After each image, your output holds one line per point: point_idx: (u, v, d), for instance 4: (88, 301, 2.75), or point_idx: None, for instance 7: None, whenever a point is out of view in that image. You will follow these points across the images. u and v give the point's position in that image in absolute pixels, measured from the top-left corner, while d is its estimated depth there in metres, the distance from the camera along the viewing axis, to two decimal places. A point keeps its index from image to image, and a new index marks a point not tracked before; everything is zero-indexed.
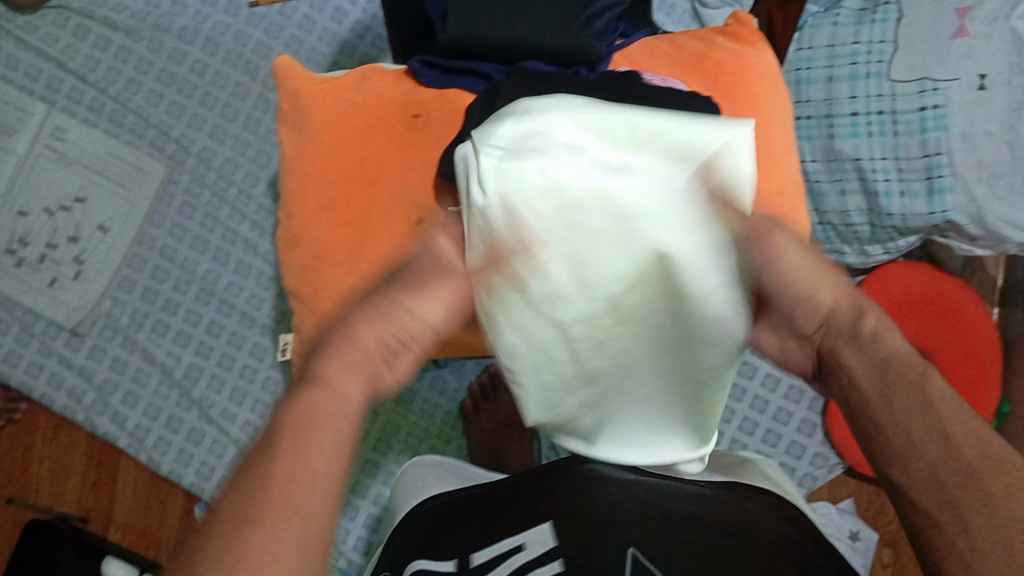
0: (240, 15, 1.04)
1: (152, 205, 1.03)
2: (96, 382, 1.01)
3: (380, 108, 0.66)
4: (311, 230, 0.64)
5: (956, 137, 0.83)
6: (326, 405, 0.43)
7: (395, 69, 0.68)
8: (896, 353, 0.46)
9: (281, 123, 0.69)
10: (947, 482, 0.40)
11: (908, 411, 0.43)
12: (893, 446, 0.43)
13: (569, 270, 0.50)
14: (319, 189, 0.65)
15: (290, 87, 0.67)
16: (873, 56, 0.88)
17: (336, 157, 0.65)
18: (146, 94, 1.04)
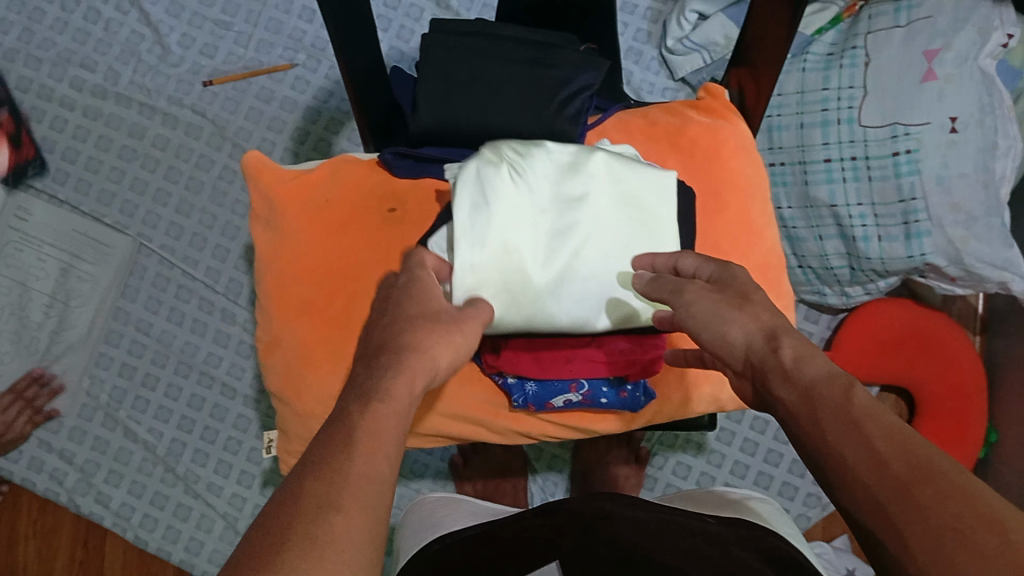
0: (193, 91, 1.03)
1: (122, 279, 1.01)
2: (78, 462, 0.99)
3: (356, 201, 0.65)
4: (292, 332, 0.63)
5: (930, 181, 0.84)
6: (392, 426, 0.40)
7: (368, 158, 0.68)
8: (821, 378, 0.42)
9: (253, 221, 0.67)
10: (834, 430, 0.40)
11: (789, 380, 0.43)
12: (837, 475, 0.39)
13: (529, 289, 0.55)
14: (299, 288, 0.64)
15: (261, 184, 0.65)
16: (844, 102, 0.88)
17: (314, 256, 0.64)
18: (109, 170, 1.02)
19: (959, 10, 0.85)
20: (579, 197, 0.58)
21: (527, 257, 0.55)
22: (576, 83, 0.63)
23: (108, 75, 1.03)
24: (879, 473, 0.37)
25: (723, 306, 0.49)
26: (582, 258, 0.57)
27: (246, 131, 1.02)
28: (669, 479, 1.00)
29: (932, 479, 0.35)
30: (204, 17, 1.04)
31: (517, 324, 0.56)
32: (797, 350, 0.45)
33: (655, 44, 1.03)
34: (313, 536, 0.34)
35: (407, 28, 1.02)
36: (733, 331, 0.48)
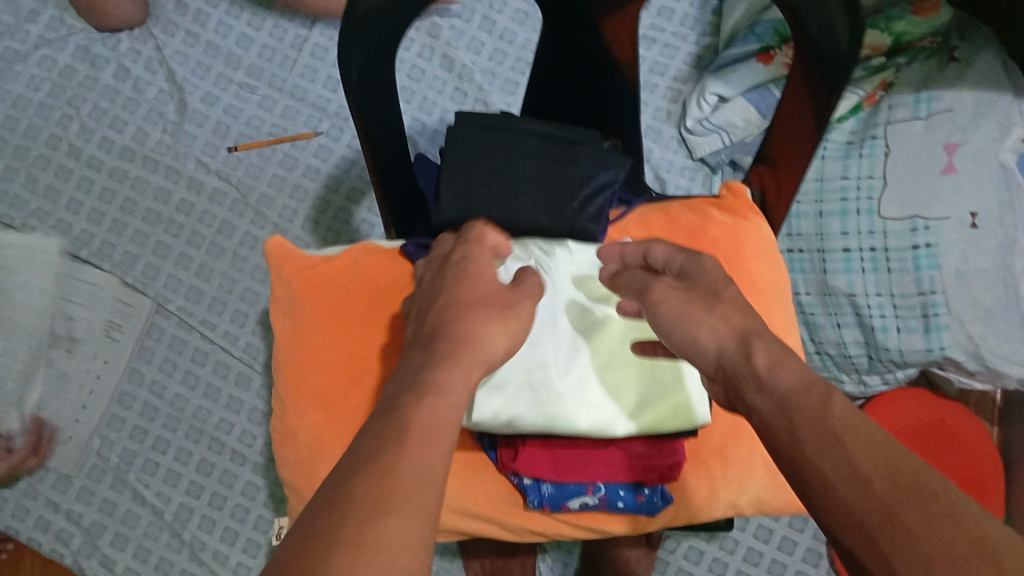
0: (219, 156, 1.05)
1: (140, 340, 1.01)
2: (84, 525, 0.98)
3: (375, 292, 0.65)
4: (306, 425, 0.63)
5: (950, 276, 0.84)
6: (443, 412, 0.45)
7: (389, 245, 0.67)
8: (795, 388, 0.45)
9: (274, 305, 0.67)
10: (813, 445, 0.42)
11: (764, 390, 0.46)
12: (815, 488, 0.41)
13: (544, 394, 0.58)
14: (315, 380, 0.63)
15: (284, 272, 0.66)
16: (863, 192, 0.89)
17: (329, 346, 0.64)
18: (132, 235, 1.03)
19: (979, 105, 0.86)
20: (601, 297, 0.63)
21: (544, 366, 0.59)
22: (597, 180, 0.64)
23: (136, 136, 1.06)
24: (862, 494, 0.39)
25: (690, 308, 0.53)
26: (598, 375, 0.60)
27: (268, 198, 1.03)
28: (680, 564, 0.98)
29: (916, 495, 0.38)
30: (230, 80, 1.07)
31: (537, 426, 0.57)
32: (771, 357, 0.48)
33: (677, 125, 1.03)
34: (361, 539, 0.36)
35: (428, 100, 1.03)
36: (702, 333, 0.52)
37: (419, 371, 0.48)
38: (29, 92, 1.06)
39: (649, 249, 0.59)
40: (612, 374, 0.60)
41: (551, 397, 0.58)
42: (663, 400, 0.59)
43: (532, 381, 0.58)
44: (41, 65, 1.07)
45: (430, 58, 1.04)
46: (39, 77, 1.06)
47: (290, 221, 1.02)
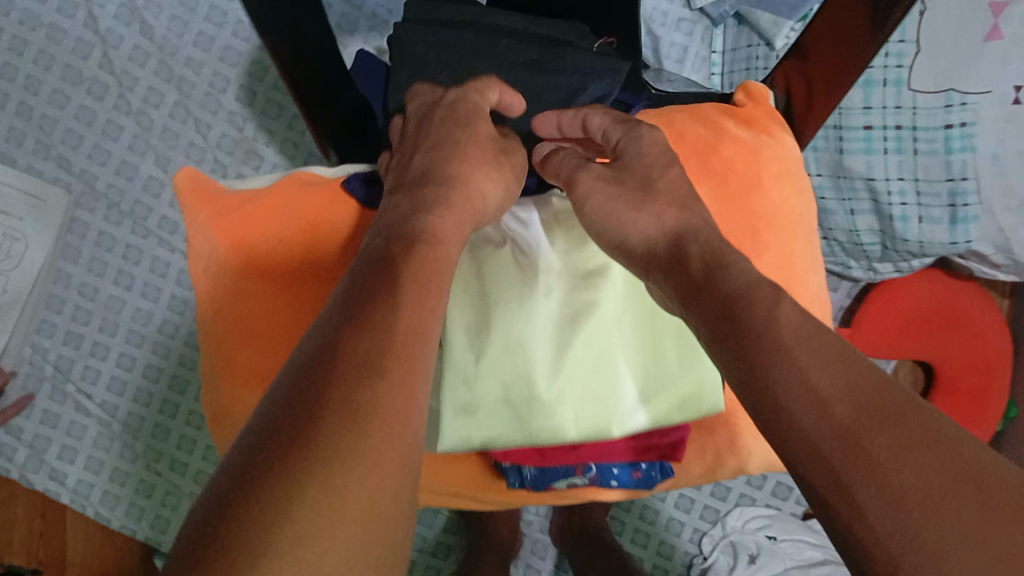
0: (134, 6, 0.88)
1: (60, 235, 0.89)
2: (27, 438, 0.90)
3: (315, 240, 0.55)
4: (243, 403, 0.54)
5: (985, 161, 0.73)
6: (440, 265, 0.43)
7: (327, 180, 0.58)
8: (742, 288, 0.41)
9: (192, 256, 0.56)
10: (767, 345, 0.38)
11: (706, 295, 0.42)
12: (767, 398, 0.37)
13: (531, 410, 0.49)
14: (248, 352, 0.54)
15: (200, 216, 0.55)
16: (891, 59, 0.75)
17: (267, 310, 0.54)
18: (42, 117, 0.88)
19: None
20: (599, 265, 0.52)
21: (530, 378, 0.49)
22: (585, 91, 0.59)
23: None
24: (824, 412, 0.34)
25: (618, 200, 0.49)
26: (596, 368, 0.51)
27: (194, 61, 0.89)
28: (637, 524, 0.87)
29: (883, 416, 0.34)
30: None
31: (519, 441, 0.50)
32: (708, 264, 0.43)
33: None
34: (343, 453, 0.33)
35: None
36: (632, 232, 0.48)
37: (409, 218, 0.45)
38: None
39: (586, 120, 0.54)
40: (610, 366, 0.51)
41: (540, 411, 0.49)
42: (671, 392, 0.51)
43: (516, 398, 0.49)
44: None
45: None
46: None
47: (222, 91, 0.89)
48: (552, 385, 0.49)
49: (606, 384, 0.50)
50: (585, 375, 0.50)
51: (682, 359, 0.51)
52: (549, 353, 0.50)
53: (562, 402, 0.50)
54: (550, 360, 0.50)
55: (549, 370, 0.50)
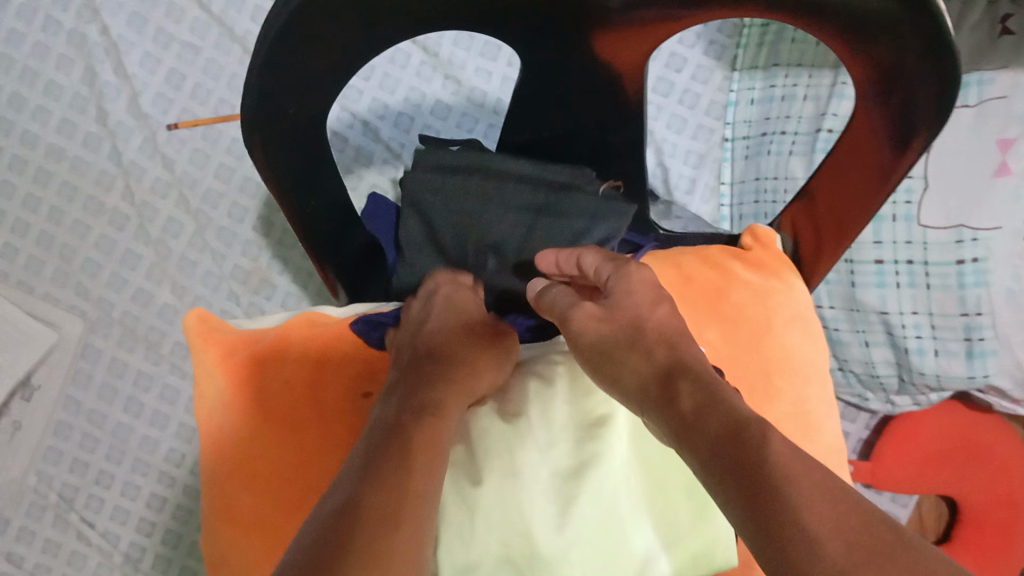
0: (159, 137, 0.90)
1: (73, 362, 0.89)
2: (27, 568, 0.88)
3: (315, 387, 0.59)
4: (238, 547, 0.56)
5: (1000, 294, 0.72)
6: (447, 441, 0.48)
7: (335, 322, 0.62)
8: (728, 429, 0.42)
9: (199, 401, 0.60)
10: (756, 483, 0.39)
11: (697, 434, 0.43)
12: (768, 535, 0.37)
13: (536, 565, 0.52)
14: (245, 496, 0.57)
15: (207, 362, 0.60)
16: (900, 194, 0.76)
17: (269, 460, 0.57)
18: (60, 249, 0.89)
19: None
20: (601, 419, 0.56)
21: (535, 536, 0.52)
22: (591, 234, 0.64)
23: (36, 116, 0.89)
24: (818, 544, 0.36)
25: (609, 338, 0.52)
26: (599, 523, 0.53)
27: (214, 193, 0.90)
28: None
29: (881, 558, 0.35)
30: (171, 36, 0.91)
31: None
32: (695, 400, 0.45)
33: (702, 114, 0.91)
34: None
35: (391, 76, 0.92)
36: (623, 370, 0.50)
37: (420, 387, 0.51)
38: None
39: (580, 259, 0.57)
40: (614, 519, 0.53)
41: (545, 569, 0.52)
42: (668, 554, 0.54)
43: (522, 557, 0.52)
44: None
45: None
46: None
47: (241, 221, 0.90)
48: (557, 545, 0.52)
49: (607, 539, 0.53)
50: (587, 530, 0.53)
51: (680, 521, 0.54)
52: (552, 510, 0.52)
53: (569, 561, 0.52)
54: (552, 519, 0.52)
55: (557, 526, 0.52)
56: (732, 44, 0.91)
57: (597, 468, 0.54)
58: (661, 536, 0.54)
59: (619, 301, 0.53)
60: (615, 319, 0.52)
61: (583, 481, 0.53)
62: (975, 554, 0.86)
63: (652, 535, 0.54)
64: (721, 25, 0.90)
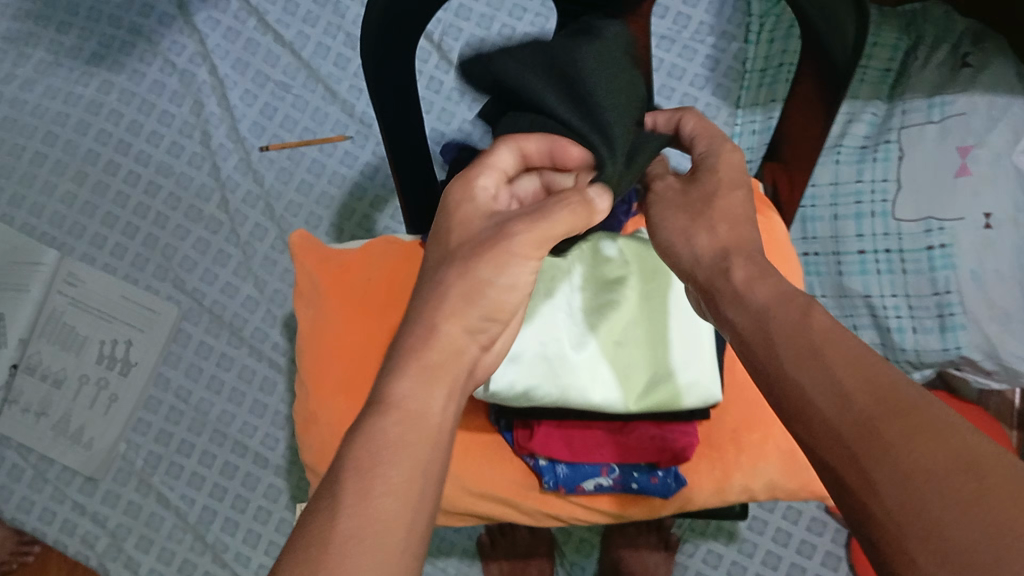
0: (252, 158, 1.07)
1: (166, 345, 1.04)
2: (110, 526, 1.00)
3: (396, 283, 0.65)
4: (326, 411, 0.61)
5: (966, 277, 0.84)
6: (406, 427, 0.44)
7: (410, 240, 0.68)
8: (768, 302, 0.48)
9: (296, 300, 0.67)
10: (787, 355, 0.44)
11: (739, 303, 0.49)
12: (792, 401, 0.42)
13: (559, 374, 0.60)
14: (334, 367, 0.63)
15: (306, 263, 0.66)
16: (877, 195, 0.90)
17: (350, 334, 0.63)
18: (164, 248, 1.06)
19: (994, 109, 0.87)
20: (618, 278, 0.65)
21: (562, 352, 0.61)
22: None
23: (152, 140, 1.09)
24: (839, 411, 0.39)
25: (680, 214, 0.58)
26: (614, 351, 0.63)
27: (295, 205, 1.05)
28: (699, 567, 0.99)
29: (899, 412, 0.38)
30: (267, 77, 1.08)
31: (553, 398, 0.60)
32: (748, 273, 0.51)
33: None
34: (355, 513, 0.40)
35: (448, 111, 1.07)
36: (689, 243, 0.56)
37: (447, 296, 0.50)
38: (48, 100, 1.10)
39: (681, 122, 0.59)
40: (627, 348, 0.63)
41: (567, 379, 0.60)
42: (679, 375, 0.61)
43: (550, 371, 0.60)
44: (72, 93, 1.10)
45: (447, 71, 1.08)
46: (56, 86, 1.10)
47: (315, 226, 1.05)
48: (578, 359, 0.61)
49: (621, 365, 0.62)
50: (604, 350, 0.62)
51: (685, 353, 0.62)
52: (575, 334, 0.62)
53: (589, 377, 0.61)
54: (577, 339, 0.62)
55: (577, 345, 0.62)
56: (735, 87, 1.07)
57: (615, 306, 0.64)
58: (673, 368, 0.62)
59: (706, 177, 0.57)
60: (687, 194, 0.58)
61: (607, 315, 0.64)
62: None
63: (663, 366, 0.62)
64: (726, 72, 1.07)
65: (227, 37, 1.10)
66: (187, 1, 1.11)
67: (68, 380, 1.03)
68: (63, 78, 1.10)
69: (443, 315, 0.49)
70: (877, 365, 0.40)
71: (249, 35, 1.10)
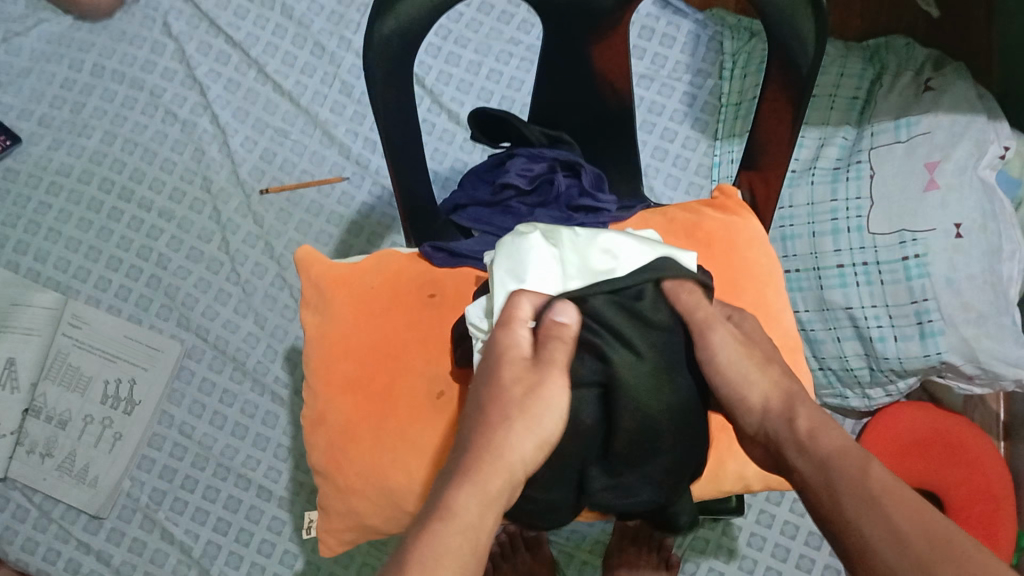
0: (252, 199, 1.11)
1: (170, 381, 1.06)
2: (114, 564, 1.00)
3: (397, 288, 0.71)
4: (336, 408, 0.68)
5: (941, 283, 0.88)
6: (461, 548, 0.46)
7: (410, 252, 0.75)
8: (834, 451, 0.50)
9: (304, 308, 0.74)
10: (851, 503, 0.47)
11: (807, 455, 0.51)
12: (857, 549, 0.46)
13: None
14: (341, 367, 0.69)
15: (312, 274, 0.73)
16: (852, 211, 0.94)
17: (356, 336, 0.69)
18: (167, 288, 1.09)
19: (955, 126, 0.92)
20: (606, 270, 0.59)
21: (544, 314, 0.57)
22: None
23: (154, 186, 1.13)
24: (905, 562, 0.44)
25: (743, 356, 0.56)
26: None
27: (294, 242, 1.09)
28: None
29: (954, 563, 0.43)
30: (267, 124, 1.13)
31: None
32: (811, 420, 0.52)
33: (693, 174, 1.11)
34: None
35: (440, 150, 1.11)
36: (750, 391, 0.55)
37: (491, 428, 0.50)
38: (53, 151, 1.14)
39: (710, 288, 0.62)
40: None
41: None
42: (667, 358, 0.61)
43: None
44: (77, 145, 1.14)
45: (439, 113, 1.12)
46: (62, 139, 1.15)
47: None
48: None
49: None
50: None
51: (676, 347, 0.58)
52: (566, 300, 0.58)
53: None
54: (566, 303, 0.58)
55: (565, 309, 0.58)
56: (712, 120, 1.12)
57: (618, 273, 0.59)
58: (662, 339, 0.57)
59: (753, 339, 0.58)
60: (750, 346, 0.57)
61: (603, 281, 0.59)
62: None
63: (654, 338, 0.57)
64: (703, 107, 1.13)
65: (227, 89, 1.15)
66: (189, 57, 1.16)
67: (74, 419, 1.05)
68: (68, 132, 1.15)
69: (510, 446, 0.50)
70: (932, 514, 0.46)
71: (249, 86, 1.15)
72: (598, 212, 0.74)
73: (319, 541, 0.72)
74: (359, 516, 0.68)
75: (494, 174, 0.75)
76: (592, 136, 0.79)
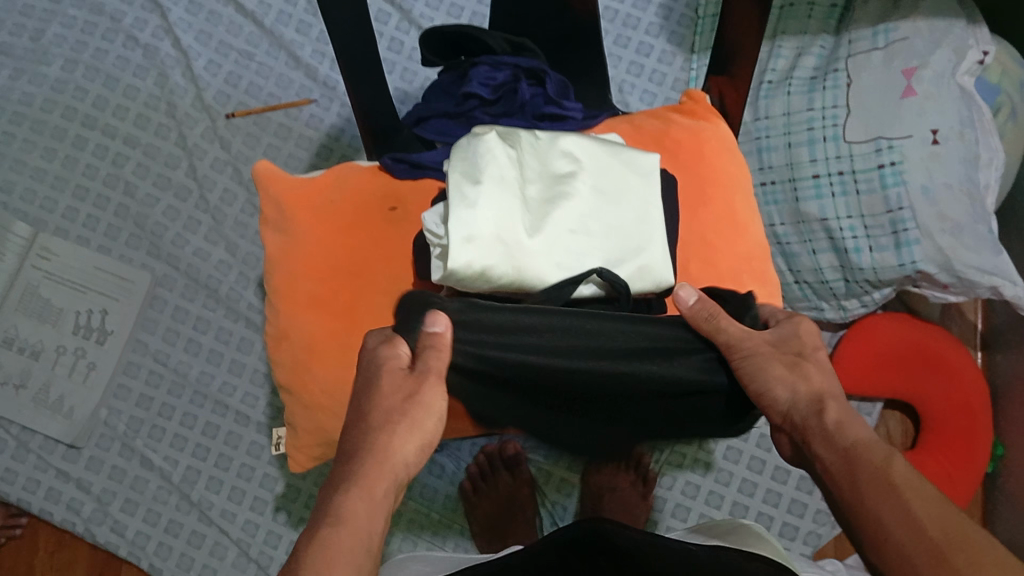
0: (218, 124, 1.08)
1: (142, 311, 1.05)
2: (95, 492, 1.01)
3: (359, 201, 0.70)
4: (301, 324, 0.67)
5: (916, 192, 0.86)
6: (351, 551, 0.49)
7: (370, 166, 0.73)
8: (859, 442, 0.51)
9: (264, 226, 0.72)
10: (867, 490, 0.49)
11: (830, 443, 0.52)
12: (871, 533, 0.48)
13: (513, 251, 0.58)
14: (304, 283, 0.68)
15: (271, 190, 0.71)
16: (828, 120, 0.92)
17: (317, 252, 0.69)
18: (135, 217, 1.07)
19: (933, 32, 0.90)
20: (567, 172, 0.62)
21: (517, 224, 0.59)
22: None
23: (117, 112, 1.10)
24: (916, 539, 0.46)
25: (774, 361, 0.56)
26: (576, 227, 0.61)
27: None
28: (679, 499, 0.97)
29: (970, 552, 0.44)
30: (230, 46, 1.10)
31: (509, 278, 0.58)
32: (839, 414, 0.54)
33: (669, 89, 1.08)
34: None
35: (409, 70, 1.08)
36: (775, 385, 0.56)
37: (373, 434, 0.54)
38: (13, 79, 1.11)
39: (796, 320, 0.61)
40: (592, 221, 0.61)
41: (523, 255, 0.58)
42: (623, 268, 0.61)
43: (506, 246, 0.58)
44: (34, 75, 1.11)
45: (408, 31, 1.09)
46: (22, 66, 1.11)
47: None
48: (537, 231, 0.59)
49: (582, 240, 0.60)
50: (562, 219, 0.60)
51: (633, 243, 0.62)
52: (534, 207, 0.61)
53: (549, 258, 0.59)
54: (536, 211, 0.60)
55: (536, 217, 0.60)
56: (689, 33, 1.09)
57: (579, 177, 0.62)
58: (632, 250, 0.61)
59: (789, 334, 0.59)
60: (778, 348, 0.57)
61: (564, 186, 0.62)
62: (938, 455, 0.94)
63: (623, 245, 0.61)
64: (680, 19, 1.10)
65: (189, 11, 1.12)
66: None
67: (46, 351, 1.04)
68: (27, 59, 1.11)
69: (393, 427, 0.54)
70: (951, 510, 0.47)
71: (212, 7, 1.11)
72: (565, 120, 0.73)
73: (289, 459, 0.71)
74: (327, 433, 0.68)
75: (457, 84, 0.74)
76: (560, 42, 0.77)
